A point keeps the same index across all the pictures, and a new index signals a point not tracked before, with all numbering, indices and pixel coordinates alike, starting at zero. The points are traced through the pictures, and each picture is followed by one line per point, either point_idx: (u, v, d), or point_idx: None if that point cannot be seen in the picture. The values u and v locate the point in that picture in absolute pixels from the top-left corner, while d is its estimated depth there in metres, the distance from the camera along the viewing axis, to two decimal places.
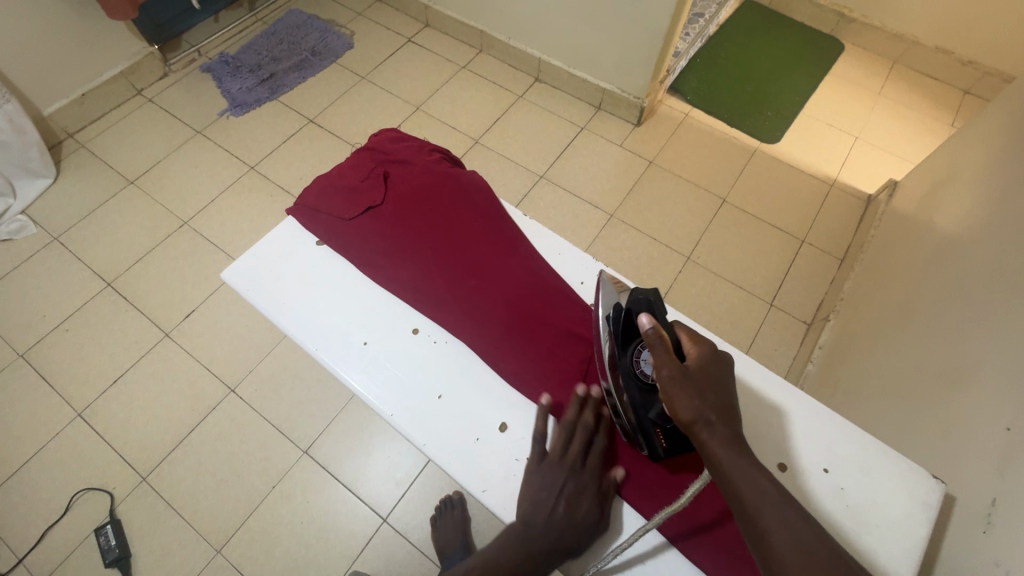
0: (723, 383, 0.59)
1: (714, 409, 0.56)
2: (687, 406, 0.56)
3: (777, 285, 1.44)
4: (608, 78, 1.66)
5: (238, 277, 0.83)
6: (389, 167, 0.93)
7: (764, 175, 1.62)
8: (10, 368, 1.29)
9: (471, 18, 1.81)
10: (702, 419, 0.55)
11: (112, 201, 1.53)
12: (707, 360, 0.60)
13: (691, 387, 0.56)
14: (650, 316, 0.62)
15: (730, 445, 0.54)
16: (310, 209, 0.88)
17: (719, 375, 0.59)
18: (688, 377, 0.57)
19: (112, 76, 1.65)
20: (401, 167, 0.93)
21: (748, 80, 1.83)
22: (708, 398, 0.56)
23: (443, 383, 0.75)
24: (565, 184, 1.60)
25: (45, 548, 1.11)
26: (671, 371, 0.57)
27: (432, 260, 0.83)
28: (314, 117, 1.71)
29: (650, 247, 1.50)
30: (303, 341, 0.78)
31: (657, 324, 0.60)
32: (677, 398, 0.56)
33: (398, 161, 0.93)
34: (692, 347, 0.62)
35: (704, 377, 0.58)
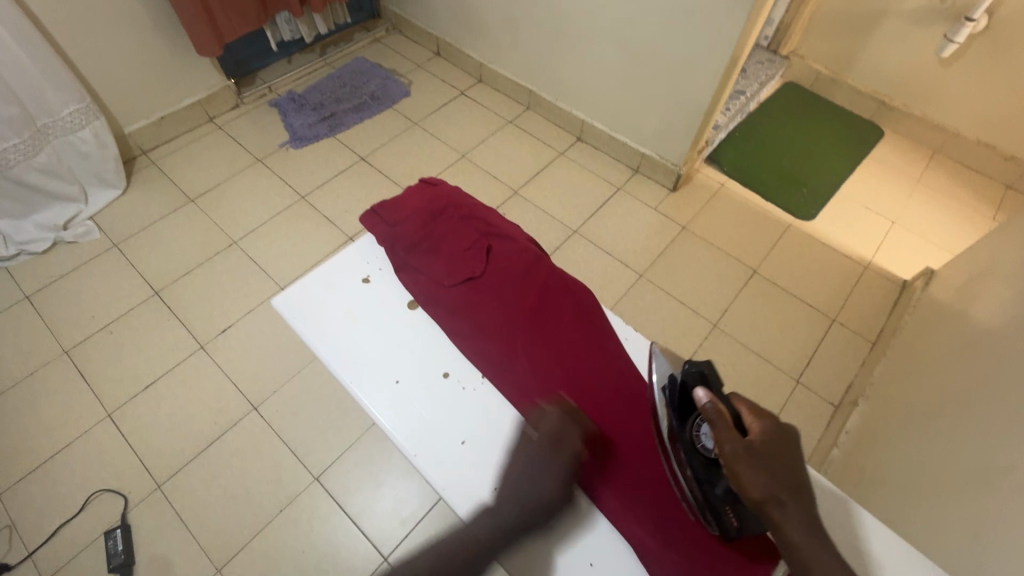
0: (789, 457, 0.60)
1: (783, 485, 0.57)
2: (754, 481, 0.57)
3: (804, 363, 1.42)
4: (648, 144, 1.73)
5: (287, 305, 0.87)
6: (488, 238, 0.93)
7: (798, 251, 1.63)
8: (53, 362, 1.35)
9: (521, 78, 1.93)
10: (772, 498, 0.56)
11: (172, 216, 1.64)
12: (770, 433, 0.61)
13: (758, 464, 0.58)
14: (705, 389, 0.64)
15: (801, 525, 0.55)
16: (410, 267, 0.90)
17: (781, 448, 0.60)
18: (752, 453, 0.58)
19: (190, 103, 1.80)
20: (501, 242, 0.93)
21: (785, 157, 1.87)
22: (773, 473, 0.57)
23: (467, 429, 0.76)
24: (598, 240, 1.64)
25: (55, 544, 1.12)
26: (737, 447, 0.59)
27: (522, 341, 0.83)
28: (366, 156, 1.82)
29: (678, 311, 1.50)
30: (337, 372, 0.81)
31: (714, 398, 0.63)
32: (745, 476, 0.57)
33: (500, 235, 0.93)
34: (753, 419, 0.62)
35: (767, 451, 0.59)
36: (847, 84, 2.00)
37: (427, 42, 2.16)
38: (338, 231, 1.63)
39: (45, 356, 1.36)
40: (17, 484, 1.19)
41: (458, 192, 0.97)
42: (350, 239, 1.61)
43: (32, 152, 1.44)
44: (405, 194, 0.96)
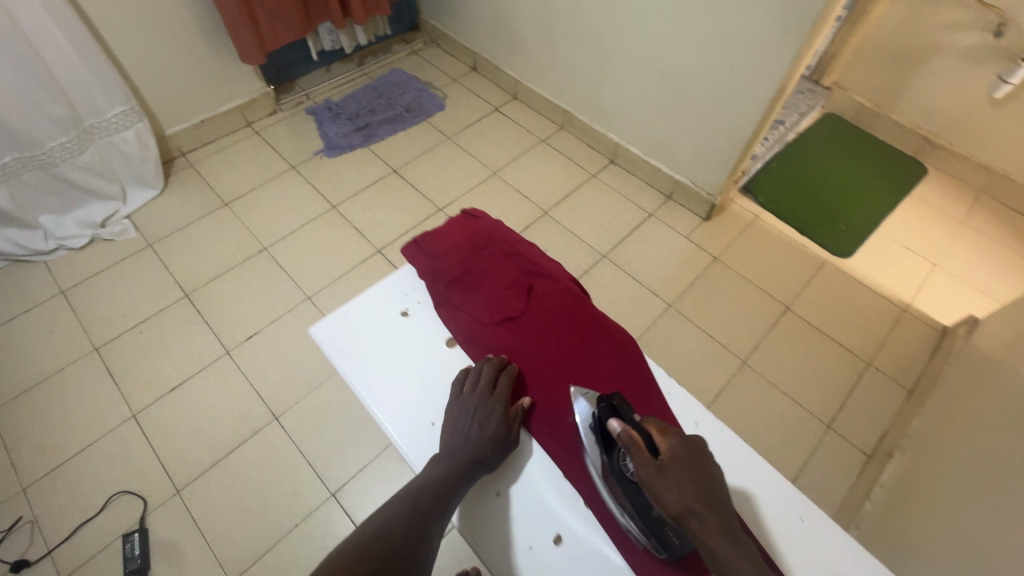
0: (701, 468, 0.64)
1: (698, 497, 0.61)
2: (671, 496, 0.62)
3: (836, 407, 1.37)
4: (682, 172, 1.70)
5: (325, 337, 0.88)
6: (531, 276, 0.90)
7: (833, 290, 1.59)
8: (83, 359, 1.37)
9: (557, 97, 1.92)
10: (688, 510, 0.61)
11: (205, 218, 1.66)
12: (677, 450, 0.65)
13: (671, 481, 0.62)
14: (617, 419, 0.68)
15: (718, 534, 0.59)
16: (450, 304, 0.89)
17: (692, 462, 0.64)
18: (664, 472, 0.63)
19: (230, 108, 1.83)
20: (543, 281, 0.90)
21: (822, 191, 1.83)
22: (687, 485, 0.62)
23: (502, 480, 0.77)
24: (626, 266, 1.61)
25: (74, 543, 1.13)
26: (652, 470, 0.63)
27: (562, 390, 0.80)
28: (398, 168, 1.82)
29: (706, 344, 1.47)
30: (372, 410, 0.81)
31: (626, 427, 0.67)
32: (663, 495, 0.62)
33: (543, 274, 0.90)
34: (661, 437, 0.66)
35: (680, 468, 0.63)
36: (890, 119, 1.95)
37: (464, 57, 2.17)
38: (366, 243, 1.63)
39: (77, 352, 1.38)
40: (41, 480, 1.20)
41: (499, 228, 0.96)
42: (377, 251, 1.61)
43: (77, 151, 1.48)
44: (448, 228, 0.95)
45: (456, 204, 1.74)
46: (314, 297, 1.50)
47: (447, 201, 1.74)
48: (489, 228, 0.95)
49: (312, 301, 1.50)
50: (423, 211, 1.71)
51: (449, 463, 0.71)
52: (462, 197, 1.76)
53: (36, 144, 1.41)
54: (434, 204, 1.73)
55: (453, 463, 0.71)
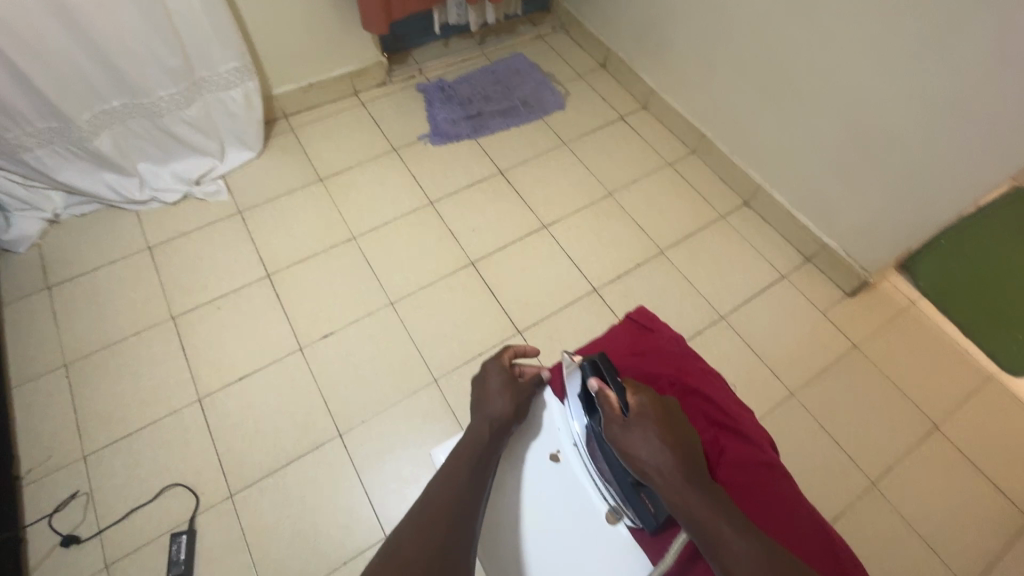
0: (675, 426, 0.60)
1: (672, 456, 0.56)
2: (641, 452, 0.57)
3: (981, 567, 1.14)
4: (836, 236, 1.45)
5: None
6: (723, 433, 0.65)
7: (996, 415, 1.31)
8: (159, 326, 1.32)
9: (698, 119, 1.68)
10: (654, 469, 0.57)
11: (298, 192, 1.56)
12: (651, 407, 0.60)
13: (643, 436, 0.58)
14: (596, 380, 0.63)
15: (684, 489, 0.54)
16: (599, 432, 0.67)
17: (669, 420, 0.60)
18: (632, 430, 0.58)
19: (340, 74, 1.70)
20: (739, 443, 0.64)
21: (1000, 286, 1.52)
22: (660, 442, 0.57)
23: None
24: (747, 334, 1.39)
25: (123, 529, 1.09)
26: (619, 430, 0.59)
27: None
28: (505, 170, 1.65)
29: (830, 452, 1.25)
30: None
31: (602, 387, 0.62)
32: (632, 449, 0.58)
33: (737, 431, 0.65)
34: (635, 396, 0.61)
35: (650, 425, 0.58)
36: None
37: (594, 51, 1.94)
38: (460, 253, 1.48)
39: (153, 318, 1.33)
40: (101, 451, 1.16)
41: (680, 347, 0.73)
42: (471, 264, 1.46)
43: (184, 104, 1.40)
44: (609, 342, 0.74)
45: (563, 223, 1.55)
46: (397, 305, 1.38)
47: (554, 218, 1.56)
48: (664, 344, 0.73)
49: (395, 308, 1.38)
50: (525, 225, 1.54)
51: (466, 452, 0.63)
52: (570, 216, 1.57)
53: (144, 93, 1.33)
54: (539, 219, 1.56)
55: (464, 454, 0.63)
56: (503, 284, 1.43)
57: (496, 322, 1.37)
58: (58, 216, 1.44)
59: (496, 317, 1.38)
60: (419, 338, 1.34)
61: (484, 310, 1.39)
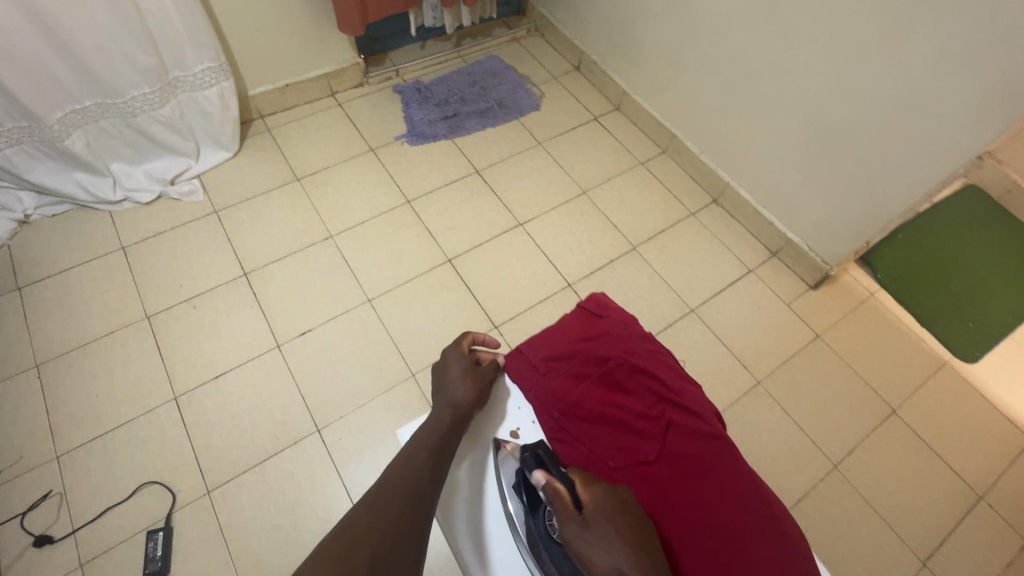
0: (631, 515, 0.57)
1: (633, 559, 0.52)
2: (598, 555, 0.53)
3: (935, 543, 1.20)
4: (799, 231, 1.51)
5: None
6: (670, 407, 0.69)
7: (949, 399, 1.38)
8: (134, 326, 1.32)
9: (668, 120, 1.73)
10: (616, 572, 0.52)
11: (274, 192, 1.57)
12: (603, 500, 0.58)
13: (599, 537, 0.54)
14: (542, 472, 0.62)
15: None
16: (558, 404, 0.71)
17: (625, 511, 0.57)
18: (590, 528, 0.55)
19: (317, 75, 1.72)
20: (686, 416, 0.68)
21: (952, 278, 1.60)
22: (620, 542, 0.54)
23: None
24: (715, 326, 1.44)
25: (97, 527, 1.08)
26: (575, 528, 0.56)
27: None
28: (481, 169, 1.68)
29: (794, 437, 1.30)
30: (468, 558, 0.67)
31: (550, 480, 0.61)
32: (591, 552, 0.54)
33: (682, 405, 0.69)
34: (586, 489, 0.59)
35: (606, 521, 0.55)
36: None
37: (569, 54, 1.98)
38: (437, 250, 1.50)
39: (128, 317, 1.33)
40: (75, 450, 1.15)
41: (629, 330, 0.77)
42: (448, 261, 1.48)
43: (158, 104, 1.40)
44: (563, 328, 0.79)
45: (538, 221, 1.59)
46: (375, 302, 1.40)
47: (529, 216, 1.59)
48: (611, 326, 0.77)
49: (373, 305, 1.40)
50: (501, 222, 1.57)
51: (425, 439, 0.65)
52: (545, 213, 1.60)
53: (118, 93, 1.33)
54: (515, 216, 1.59)
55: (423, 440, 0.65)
56: (479, 280, 1.46)
57: (473, 317, 1.40)
58: (29, 216, 1.43)
59: (472, 313, 1.40)
60: (397, 334, 1.36)
61: (461, 306, 1.41)
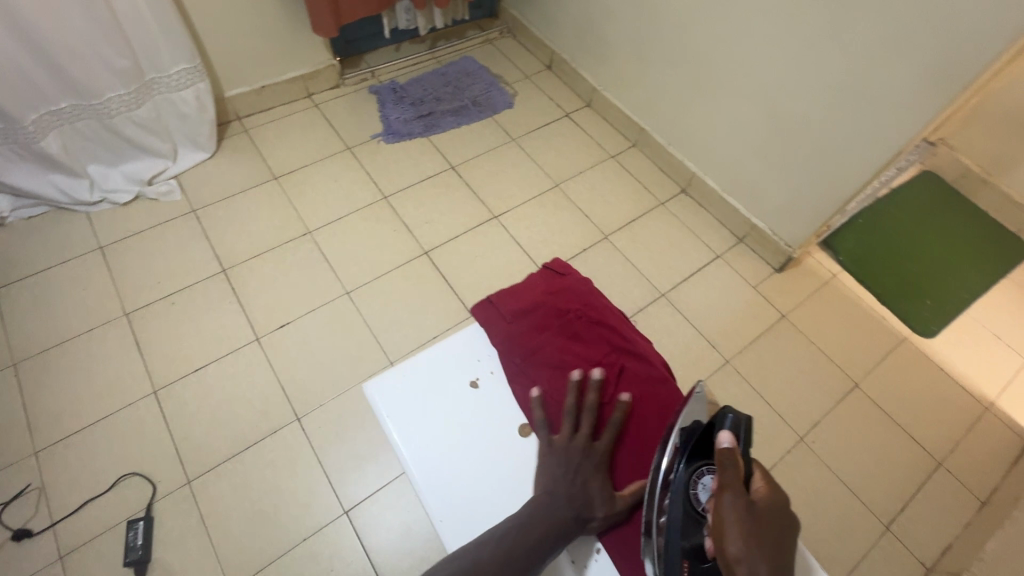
0: (781, 531, 0.56)
1: (763, 559, 0.52)
2: (737, 537, 0.54)
3: (897, 508, 1.25)
4: (762, 217, 1.57)
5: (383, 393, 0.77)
6: (622, 354, 0.82)
7: (908, 372, 1.44)
8: (113, 323, 1.33)
9: (636, 115, 1.80)
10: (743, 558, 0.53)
11: (252, 191, 1.59)
12: (776, 507, 0.57)
13: (750, 527, 0.54)
14: (731, 440, 0.62)
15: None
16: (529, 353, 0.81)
17: (783, 526, 0.57)
18: (748, 511, 0.55)
19: (293, 77, 1.75)
20: (637, 362, 0.82)
21: (910, 259, 1.67)
22: (763, 543, 0.53)
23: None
24: (685, 309, 1.49)
25: (77, 520, 1.09)
26: (735, 499, 0.56)
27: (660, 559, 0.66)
28: (456, 165, 1.72)
29: (763, 412, 1.35)
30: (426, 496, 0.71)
31: (736, 451, 0.61)
32: (734, 527, 0.54)
33: (632, 352, 0.82)
34: (763, 489, 0.59)
35: (760, 516, 0.55)
36: (997, 189, 1.77)
37: (541, 53, 2.04)
38: (413, 243, 1.54)
39: (106, 315, 1.34)
40: (54, 446, 1.16)
41: (590, 287, 0.90)
42: (425, 253, 1.52)
43: (134, 105, 1.42)
44: (530, 286, 0.89)
45: (513, 213, 1.63)
46: (353, 294, 1.43)
47: (504, 209, 1.64)
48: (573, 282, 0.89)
49: (351, 297, 1.42)
50: (476, 216, 1.61)
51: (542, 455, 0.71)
52: (519, 206, 1.65)
53: (93, 95, 1.35)
54: (490, 210, 1.63)
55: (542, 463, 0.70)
56: (456, 271, 1.49)
57: (449, 307, 1.43)
58: (5, 219, 1.43)
59: (449, 303, 1.44)
60: (375, 324, 1.39)
61: (438, 296, 1.45)
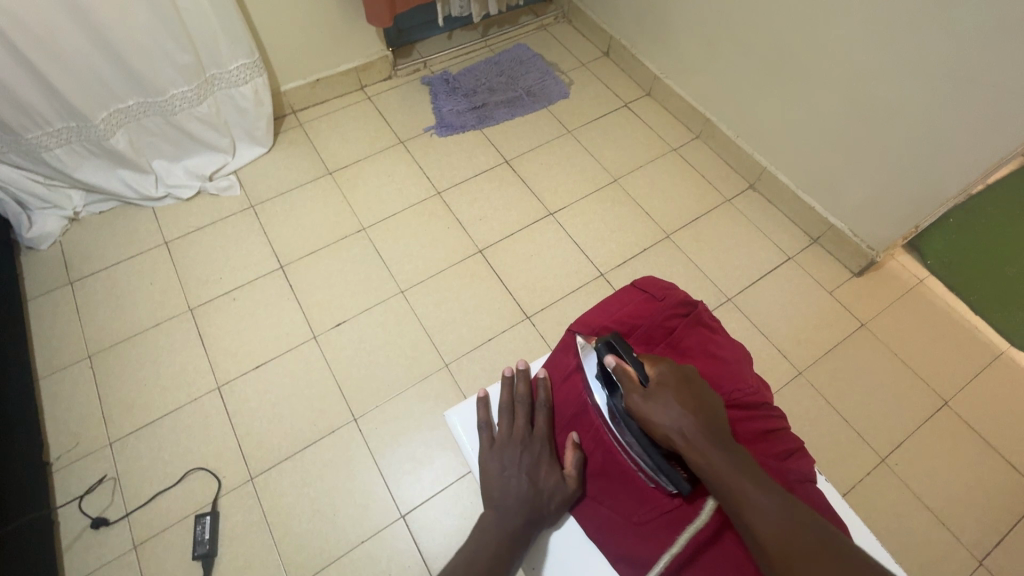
0: (693, 391, 0.62)
1: (694, 420, 0.58)
2: (662, 420, 0.59)
3: (992, 540, 1.14)
4: (842, 216, 1.45)
5: (464, 422, 0.77)
6: None
7: (1005, 389, 1.31)
8: (179, 317, 1.36)
9: (701, 104, 1.69)
10: (677, 431, 0.58)
11: (308, 186, 1.59)
12: (668, 375, 0.63)
13: (662, 403, 0.60)
14: (614, 356, 0.65)
15: (709, 448, 0.56)
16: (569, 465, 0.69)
17: (692, 387, 0.62)
18: (652, 397, 0.60)
19: (347, 68, 1.73)
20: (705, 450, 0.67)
21: (1008, 263, 1.52)
22: (681, 408, 0.59)
23: None
24: (754, 315, 1.40)
25: (149, 511, 1.13)
26: (639, 397, 0.61)
27: None
28: (510, 159, 1.67)
29: (839, 429, 1.26)
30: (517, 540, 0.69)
31: (621, 362, 0.64)
32: (652, 414, 0.59)
33: None
34: (651, 367, 0.64)
35: (669, 392, 0.60)
36: None
37: (598, 39, 1.95)
38: (468, 241, 1.50)
39: (171, 309, 1.37)
40: (127, 437, 1.20)
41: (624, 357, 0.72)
42: (479, 251, 1.48)
43: (196, 102, 1.43)
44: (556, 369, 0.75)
45: (570, 210, 1.57)
46: (408, 293, 1.41)
47: (560, 205, 1.58)
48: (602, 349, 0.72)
49: (406, 296, 1.41)
50: (532, 213, 1.56)
51: (503, 519, 0.64)
52: (576, 203, 1.58)
53: (158, 92, 1.36)
54: (546, 207, 1.57)
55: (508, 527, 0.63)
56: (511, 271, 1.45)
57: (506, 308, 1.39)
58: (78, 213, 1.48)
59: (505, 304, 1.40)
60: (430, 324, 1.37)
61: (492, 297, 1.41)
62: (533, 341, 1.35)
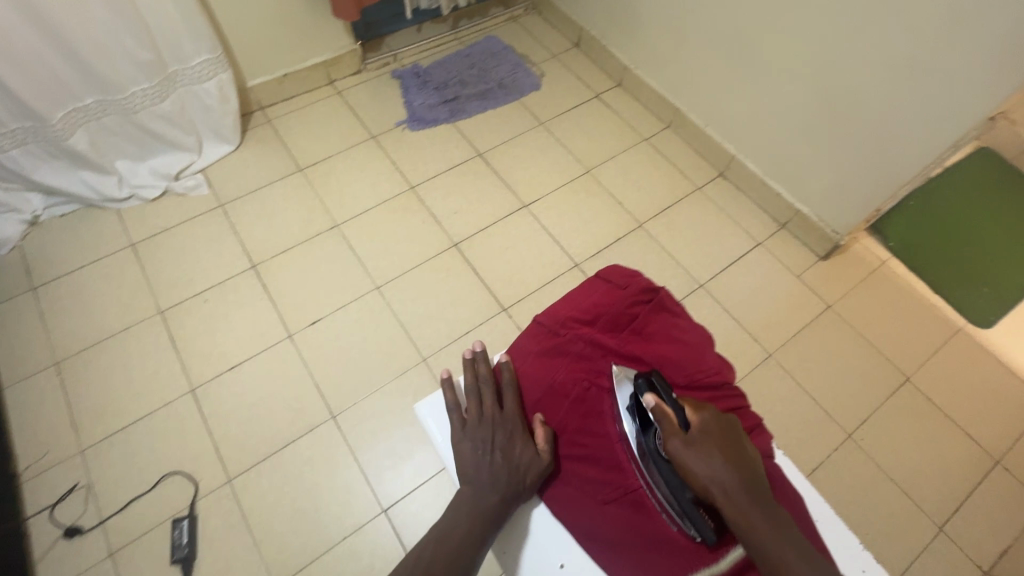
0: (734, 443, 0.61)
1: (735, 477, 0.58)
2: (702, 471, 0.58)
3: (952, 508, 1.20)
4: (807, 202, 1.49)
5: (434, 413, 0.77)
6: None
7: (963, 364, 1.37)
8: (149, 321, 1.33)
9: (671, 94, 1.71)
10: (716, 484, 0.57)
11: (279, 183, 1.57)
12: (711, 423, 0.62)
13: (704, 453, 0.59)
14: (654, 395, 0.63)
15: (749, 508, 0.56)
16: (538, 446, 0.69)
17: (730, 436, 0.62)
18: (693, 446, 0.59)
19: (315, 63, 1.70)
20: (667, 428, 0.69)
21: (965, 243, 1.58)
22: (723, 461, 0.58)
23: None
24: (725, 300, 1.44)
25: (124, 517, 1.11)
26: (679, 444, 0.60)
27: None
28: (484, 152, 1.67)
29: (807, 408, 1.30)
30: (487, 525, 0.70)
31: (660, 402, 0.62)
32: (693, 464, 0.58)
33: None
34: (694, 413, 0.63)
35: (712, 443, 0.59)
36: None
37: (568, 30, 1.95)
38: (443, 235, 1.50)
39: (141, 312, 1.34)
40: (99, 444, 1.18)
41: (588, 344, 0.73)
42: (454, 245, 1.48)
43: (158, 99, 1.39)
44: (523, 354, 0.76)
45: (543, 202, 1.58)
46: (384, 289, 1.41)
47: (534, 197, 1.58)
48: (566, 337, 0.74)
49: (381, 292, 1.40)
50: (506, 206, 1.56)
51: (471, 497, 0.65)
52: (550, 194, 1.59)
53: (117, 89, 1.32)
54: (521, 200, 1.58)
55: (476, 502, 0.65)
56: (487, 264, 1.46)
57: (483, 301, 1.40)
58: (38, 217, 1.44)
59: (482, 297, 1.40)
60: (407, 320, 1.36)
61: (469, 290, 1.41)
62: (510, 333, 1.36)
